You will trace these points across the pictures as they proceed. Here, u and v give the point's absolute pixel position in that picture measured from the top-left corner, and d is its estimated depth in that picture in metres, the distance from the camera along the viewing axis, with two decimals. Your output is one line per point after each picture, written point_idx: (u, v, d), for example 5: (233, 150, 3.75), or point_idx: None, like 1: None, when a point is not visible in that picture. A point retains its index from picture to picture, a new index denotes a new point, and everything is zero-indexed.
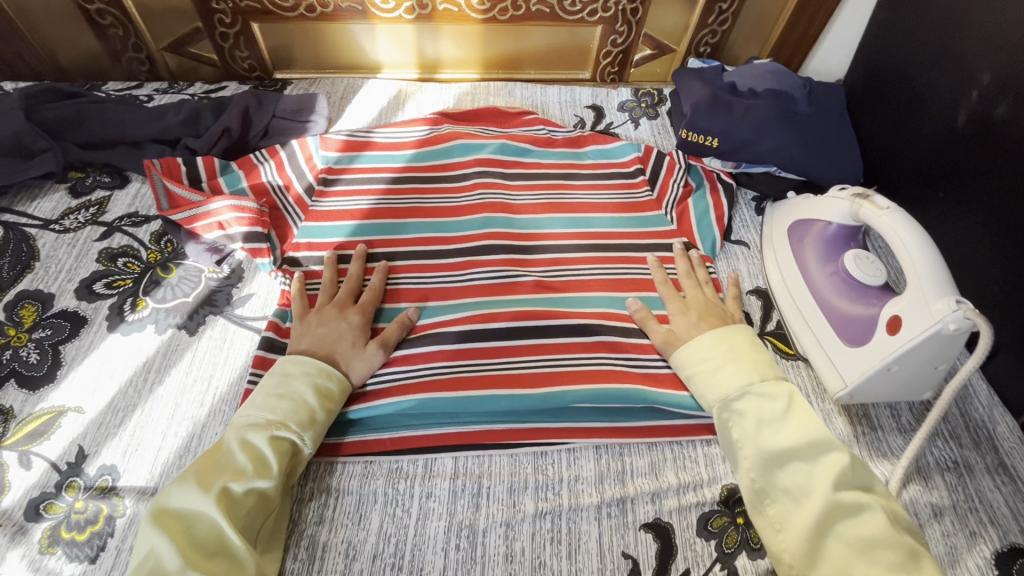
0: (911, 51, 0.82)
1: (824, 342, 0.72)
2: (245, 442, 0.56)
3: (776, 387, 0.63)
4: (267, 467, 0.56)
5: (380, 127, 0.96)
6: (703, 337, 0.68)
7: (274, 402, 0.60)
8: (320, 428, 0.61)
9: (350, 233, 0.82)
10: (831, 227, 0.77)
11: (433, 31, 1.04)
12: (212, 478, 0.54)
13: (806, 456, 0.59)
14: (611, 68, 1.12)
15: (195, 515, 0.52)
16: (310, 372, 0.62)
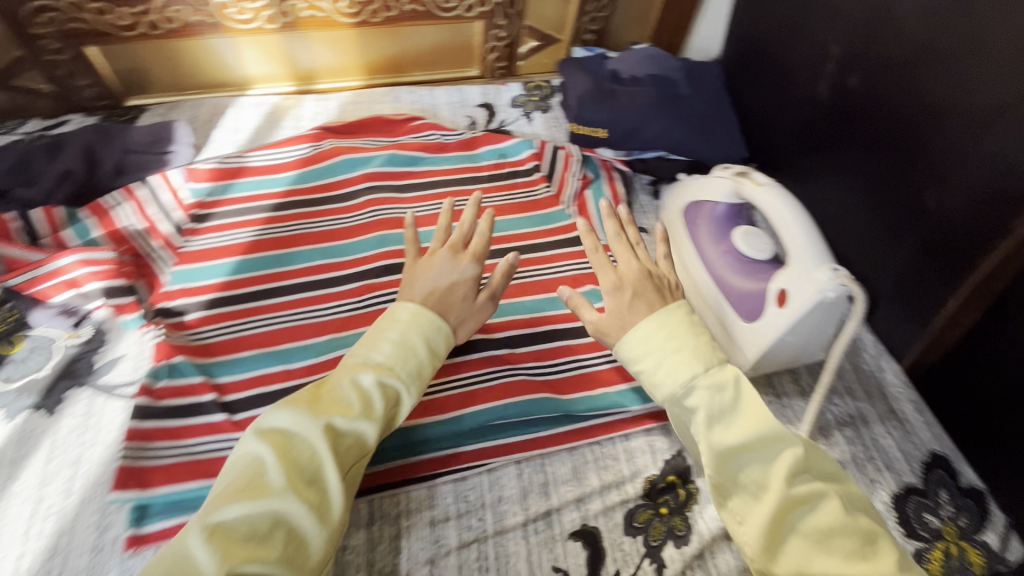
0: (772, 27, 0.85)
1: (725, 321, 0.74)
2: (354, 380, 0.53)
3: (723, 377, 0.52)
4: (371, 410, 0.52)
5: (254, 150, 0.88)
6: (642, 325, 0.55)
7: (397, 344, 0.55)
8: (422, 377, 0.56)
9: (231, 271, 0.75)
10: (718, 207, 0.79)
11: (302, 38, 0.96)
12: (325, 406, 0.51)
13: (760, 448, 0.50)
14: (500, 63, 1.09)
15: (296, 435, 0.49)
16: (425, 324, 0.57)
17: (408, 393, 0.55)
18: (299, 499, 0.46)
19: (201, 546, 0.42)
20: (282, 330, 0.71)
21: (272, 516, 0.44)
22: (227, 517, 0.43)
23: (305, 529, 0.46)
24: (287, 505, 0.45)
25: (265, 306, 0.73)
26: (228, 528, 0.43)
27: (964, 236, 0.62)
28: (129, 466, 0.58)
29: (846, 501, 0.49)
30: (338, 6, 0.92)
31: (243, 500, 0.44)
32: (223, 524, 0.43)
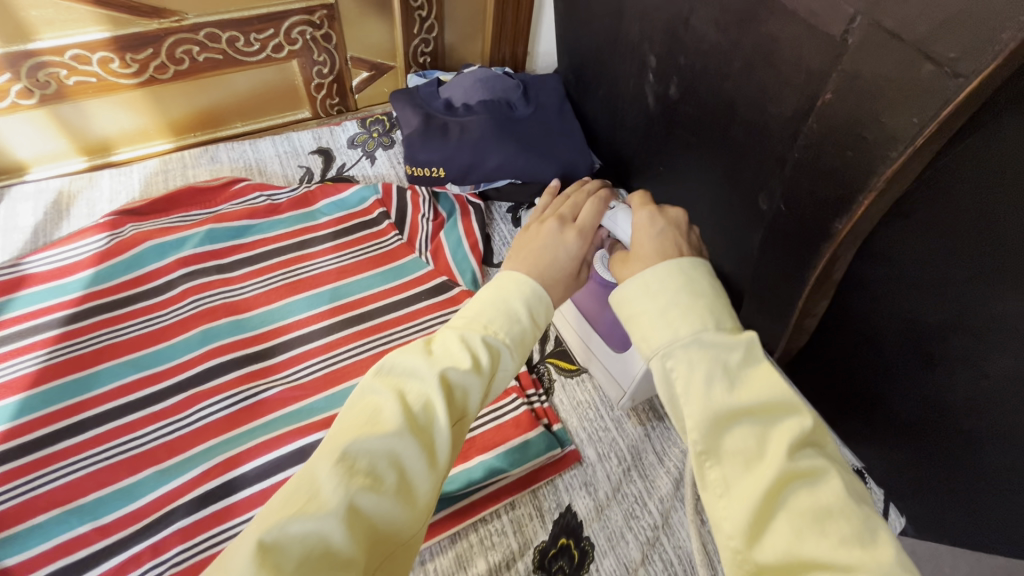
0: (594, 37, 0.83)
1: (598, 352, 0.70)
2: (466, 332, 0.47)
3: (733, 334, 0.45)
4: (476, 365, 0.45)
5: (35, 253, 0.74)
6: (655, 269, 0.48)
7: (483, 306, 0.50)
8: (525, 345, 0.49)
9: (15, 414, 0.62)
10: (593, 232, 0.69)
11: (80, 107, 0.82)
12: (439, 357, 0.45)
13: (762, 408, 0.41)
14: (332, 100, 1.00)
15: (410, 383, 0.43)
16: (526, 289, 0.51)
17: (511, 356, 0.48)
18: (414, 438, 0.39)
19: (327, 476, 0.37)
20: (86, 476, 0.59)
21: (391, 450, 0.39)
22: (313, 470, 0.38)
23: (421, 475, 0.39)
24: (399, 440, 0.39)
25: (64, 450, 0.60)
26: (349, 457, 0.38)
27: (801, 240, 0.61)
28: None
29: (850, 482, 0.39)
30: (110, 66, 0.79)
31: (357, 433, 0.39)
32: (349, 453, 0.38)
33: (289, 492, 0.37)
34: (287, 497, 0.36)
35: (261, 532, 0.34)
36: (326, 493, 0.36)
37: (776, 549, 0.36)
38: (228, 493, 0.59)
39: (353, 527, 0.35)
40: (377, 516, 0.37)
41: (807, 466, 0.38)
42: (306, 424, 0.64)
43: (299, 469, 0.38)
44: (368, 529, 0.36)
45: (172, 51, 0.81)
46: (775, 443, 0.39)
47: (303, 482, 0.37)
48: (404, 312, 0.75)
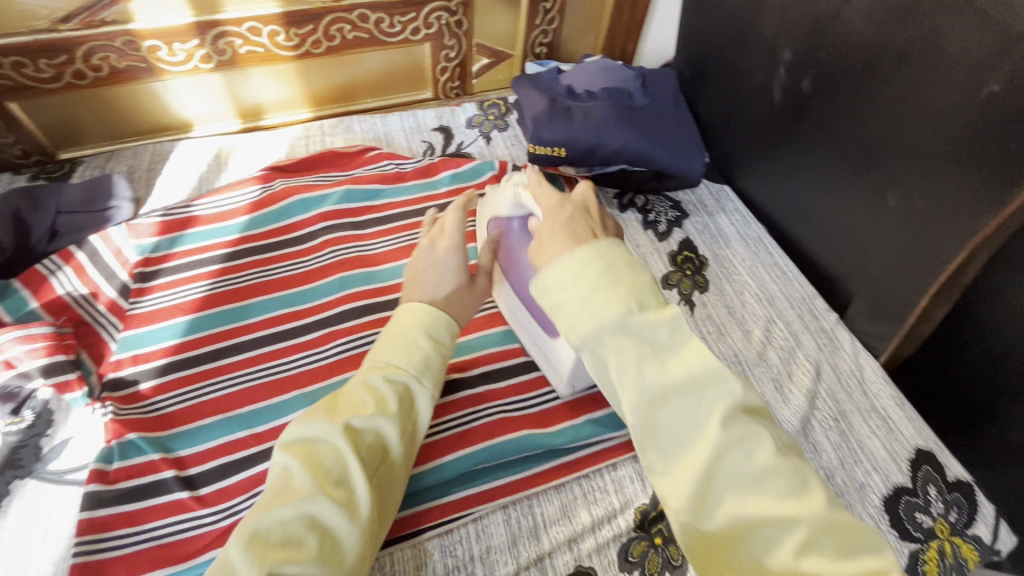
0: (722, 32, 0.86)
1: (539, 338, 0.69)
2: (366, 384, 0.53)
3: (660, 312, 0.41)
4: (383, 405, 0.52)
5: (201, 198, 0.83)
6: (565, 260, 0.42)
7: (390, 348, 0.57)
8: (435, 374, 0.57)
9: (183, 332, 0.71)
10: (513, 222, 0.64)
11: (244, 75, 0.92)
12: (342, 412, 0.51)
13: (696, 381, 0.39)
14: (453, 83, 1.07)
15: (320, 441, 0.48)
16: (424, 318, 0.59)
17: (421, 387, 0.55)
18: (326, 497, 0.44)
19: (239, 562, 0.40)
20: (243, 392, 0.66)
21: (303, 514, 0.43)
22: (229, 556, 0.41)
23: (340, 525, 0.44)
24: (311, 502, 0.44)
25: (225, 366, 0.68)
26: (260, 537, 0.41)
27: (931, 233, 0.63)
28: (85, 561, 0.54)
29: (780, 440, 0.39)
30: (276, 39, 0.88)
31: (269, 511, 0.43)
32: (261, 531, 0.42)
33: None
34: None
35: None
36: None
37: (720, 517, 0.37)
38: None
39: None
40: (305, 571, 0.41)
41: (745, 439, 0.38)
42: None
43: (217, 560, 0.41)
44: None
45: (328, 28, 0.90)
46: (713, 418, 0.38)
47: (221, 569, 0.40)
48: None
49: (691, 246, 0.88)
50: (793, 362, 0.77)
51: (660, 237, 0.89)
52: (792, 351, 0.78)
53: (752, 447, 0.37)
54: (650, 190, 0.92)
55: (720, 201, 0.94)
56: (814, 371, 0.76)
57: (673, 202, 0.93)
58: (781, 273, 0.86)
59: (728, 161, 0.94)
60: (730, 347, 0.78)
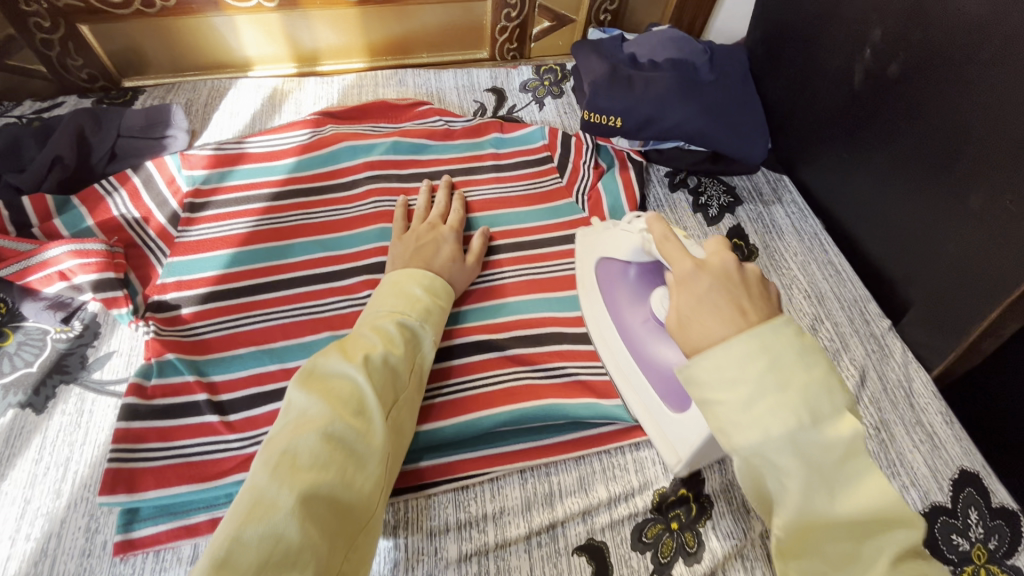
0: (807, 9, 0.80)
1: (654, 407, 0.63)
2: (375, 326, 0.56)
3: (837, 427, 0.38)
4: (393, 344, 0.54)
5: (254, 136, 0.84)
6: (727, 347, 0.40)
7: (394, 299, 0.60)
8: (435, 320, 0.61)
9: (226, 264, 0.72)
10: (630, 269, 0.69)
11: (305, 18, 0.91)
12: (352, 349, 0.52)
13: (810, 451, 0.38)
14: (510, 45, 1.04)
15: (332, 376, 0.49)
16: (420, 277, 0.63)
17: (425, 331, 0.59)
18: (344, 422, 0.45)
19: (269, 483, 0.41)
20: (279, 328, 0.67)
21: (329, 439, 0.44)
22: (258, 479, 0.42)
23: (359, 450, 0.45)
24: (333, 428, 0.45)
25: (263, 301, 0.69)
26: (287, 460, 0.42)
27: (1010, 245, 0.58)
28: (118, 468, 0.56)
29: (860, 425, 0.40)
30: None
31: (291, 438, 0.43)
32: (287, 454, 0.42)
33: (243, 502, 0.40)
34: (239, 507, 0.40)
35: (228, 537, 0.38)
36: (275, 495, 0.40)
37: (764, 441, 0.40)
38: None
39: (308, 511, 0.40)
40: (332, 493, 0.42)
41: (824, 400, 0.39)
42: (459, 328, 0.70)
43: (243, 483, 0.42)
44: (326, 506, 0.42)
45: None
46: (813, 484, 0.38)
47: (250, 490, 0.41)
48: (555, 249, 0.78)
49: (741, 234, 0.84)
50: (836, 363, 0.74)
51: (710, 221, 0.85)
52: (837, 353, 0.74)
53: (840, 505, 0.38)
54: (704, 172, 0.89)
55: (777, 191, 0.89)
56: (858, 377, 0.72)
57: (727, 188, 0.88)
58: (835, 272, 0.81)
59: (792, 149, 0.89)
60: None
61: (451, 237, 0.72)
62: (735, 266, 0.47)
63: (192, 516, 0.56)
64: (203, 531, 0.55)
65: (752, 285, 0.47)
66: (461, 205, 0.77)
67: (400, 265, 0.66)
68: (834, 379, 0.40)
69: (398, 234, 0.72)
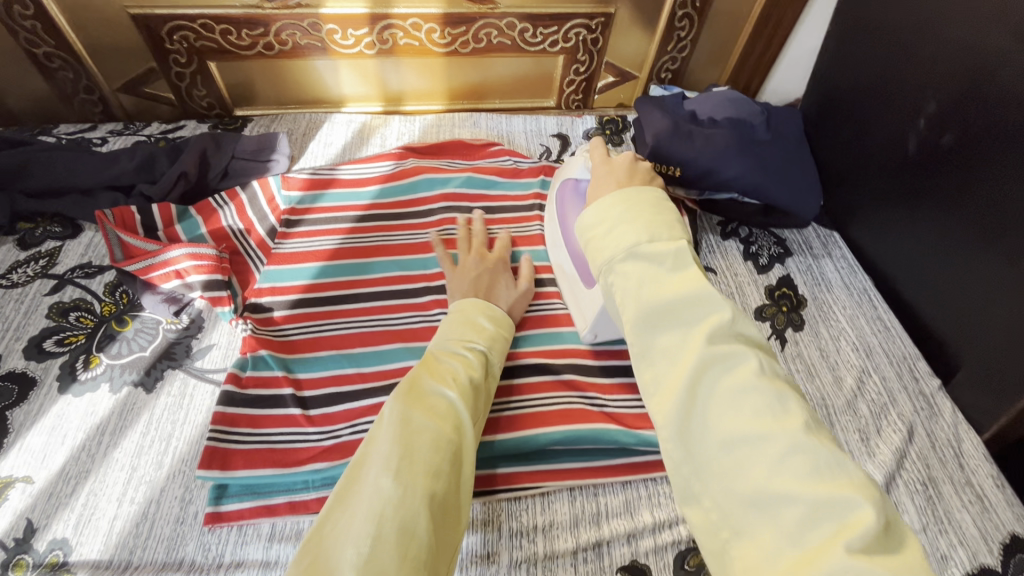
0: (863, 81, 0.86)
1: (577, 293, 0.77)
2: (451, 353, 0.61)
3: (675, 275, 0.50)
4: (473, 369, 0.60)
5: (344, 164, 0.94)
6: (602, 202, 0.56)
7: (461, 328, 0.64)
8: (500, 347, 0.66)
9: (314, 275, 0.80)
10: (580, 184, 0.78)
11: (396, 64, 1.03)
12: (436, 371, 0.57)
13: (727, 362, 0.46)
14: (575, 96, 1.14)
15: (427, 394, 0.54)
16: (488, 309, 0.69)
17: (493, 358, 0.64)
18: (448, 435, 0.50)
19: (395, 485, 0.44)
20: (357, 336, 0.74)
21: (440, 451, 0.49)
22: (382, 483, 0.45)
23: (459, 462, 0.50)
24: (442, 440, 0.50)
25: (345, 310, 0.77)
26: (407, 466, 0.46)
27: None
28: (215, 447, 0.63)
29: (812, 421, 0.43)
30: (432, 36, 0.98)
31: (406, 444, 0.48)
32: (407, 459, 0.47)
33: (372, 505, 0.43)
34: (366, 509, 0.43)
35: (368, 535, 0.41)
36: (405, 497, 0.44)
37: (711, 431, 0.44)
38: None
39: (430, 513, 0.45)
40: (442, 499, 0.47)
41: (775, 415, 0.43)
42: (518, 350, 0.75)
43: (362, 487, 0.45)
44: (440, 511, 0.46)
45: (478, 32, 0.99)
46: (746, 395, 0.44)
47: (376, 495, 0.44)
48: None
49: (790, 283, 0.88)
50: (883, 417, 0.75)
51: (759, 269, 0.89)
52: (884, 406, 0.76)
53: (786, 430, 0.42)
54: (756, 223, 0.93)
55: (827, 245, 0.93)
56: (906, 432, 0.73)
57: (777, 239, 0.93)
58: (883, 328, 0.83)
59: (843, 206, 0.93)
60: (816, 388, 0.77)
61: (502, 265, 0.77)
62: (628, 162, 0.64)
63: (273, 497, 0.62)
64: (282, 512, 0.61)
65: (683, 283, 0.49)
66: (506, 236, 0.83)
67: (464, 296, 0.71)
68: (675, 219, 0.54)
69: (452, 267, 0.77)
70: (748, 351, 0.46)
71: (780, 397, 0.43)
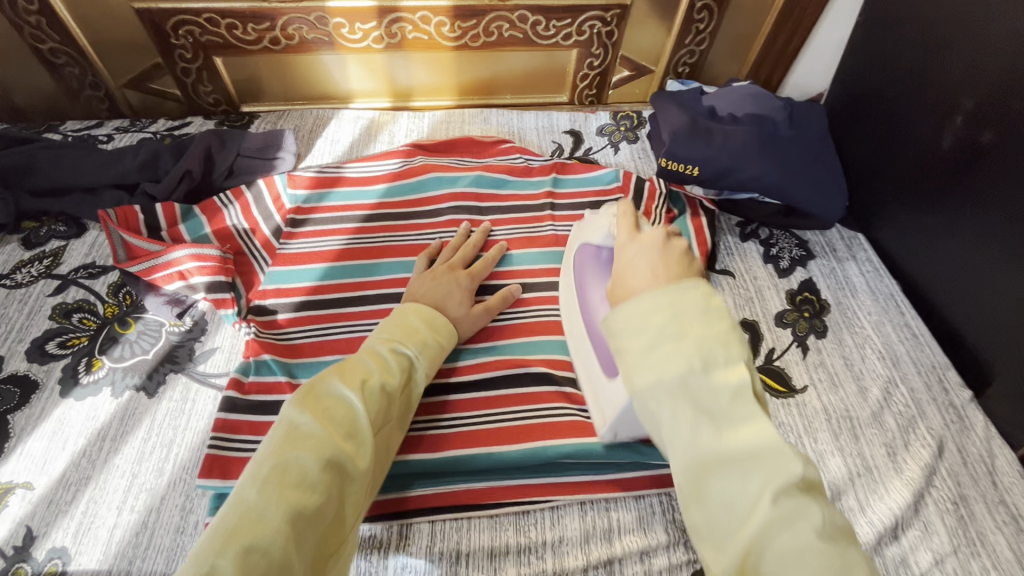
0: (895, 75, 0.82)
1: (595, 381, 0.65)
2: (371, 352, 0.56)
3: (729, 376, 0.42)
4: (391, 371, 0.55)
5: (351, 162, 0.91)
6: (638, 301, 0.45)
7: (394, 328, 0.60)
8: (433, 352, 0.61)
9: (320, 277, 0.78)
10: (601, 249, 0.67)
11: (405, 58, 1.00)
12: (349, 370, 0.52)
13: (747, 466, 0.39)
14: (589, 91, 1.10)
15: (328, 397, 0.49)
16: (426, 314, 0.64)
17: (418, 362, 0.59)
18: (339, 446, 0.45)
19: (260, 500, 0.41)
20: (362, 340, 0.72)
21: (326, 464, 0.44)
22: (246, 494, 0.42)
23: (347, 473, 0.45)
24: (330, 453, 0.44)
25: (350, 313, 0.75)
26: (277, 477, 0.42)
27: None
28: (216, 455, 0.61)
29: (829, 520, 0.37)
30: (442, 29, 0.95)
31: (283, 454, 0.44)
32: (279, 469, 0.43)
33: (229, 516, 0.40)
34: (227, 523, 0.40)
35: (212, 553, 0.38)
36: (263, 511, 0.40)
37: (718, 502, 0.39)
38: (448, 391, 0.68)
39: (296, 533, 0.40)
40: (318, 518, 0.42)
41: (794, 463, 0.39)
42: (528, 357, 0.72)
43: (231, 497, 0.42)
44: (312, 528, 0.42)
45: (489, 25, 0.96)
46: (805, 563, 0.35)
47: (237, 506, 0.41)
48: None
49: (813, 288, 0.84)
50: (911, 431, 0.71)
51: (780, 273, 0.85)
52: (912, 420, 0.72)
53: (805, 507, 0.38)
54: (777, 224, 0.89)
55: (851, 248, 0.89)
56: (936, 447, 0.69)
57: (799, 240, 0.89)
58: (911, 336, 0.79)
59: (870, 207, 0.89)
60: (839, 400, 0.73)
61: (467, 283, 0.73)
62: (662, 238, 0.52)
63: None
64: None
65: (673, 253, 0.51)
66: (494, 255, 0.78)
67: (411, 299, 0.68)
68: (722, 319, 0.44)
69: (421, 273, 0.73)
70: (818, 507, 0.37)
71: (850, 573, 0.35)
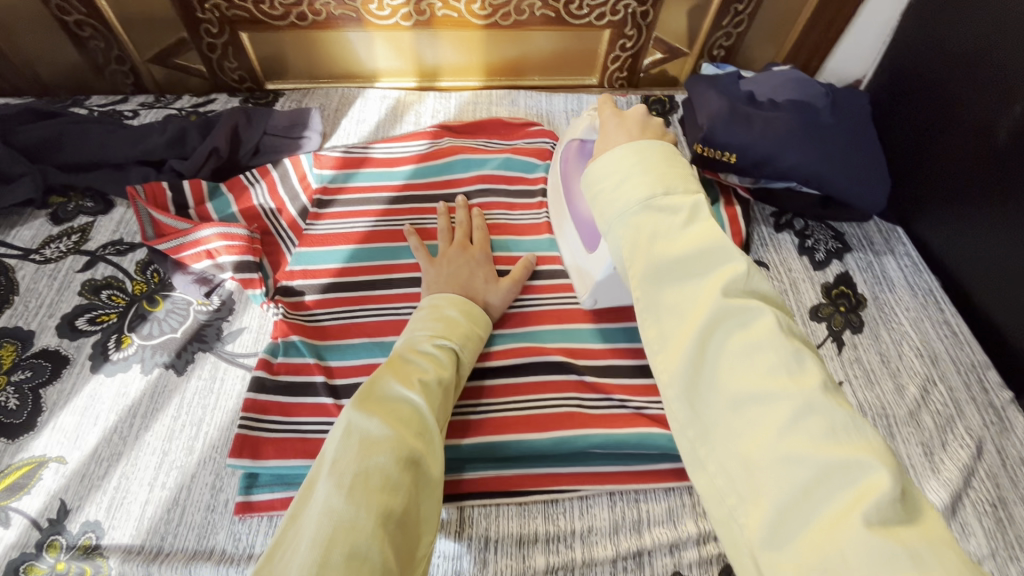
0: (949, 62, 0.78)
1: (580, 263, 0.73)
2: (417, 350, 0.56)
3: (685, 202, 0.47)
4: (443, 367, 0.56)
5: (378, 142, 0.90)
6: (610, 156, 0.50)
7: (433, 323, 0.60)
8: (473, 345, 0.62)
9: (347, 259, 0.77)
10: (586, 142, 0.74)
11: (433, 37, 0.98)
12: (400, 371, 0.52)
13: (741, 318, 0.43)
14: (620, 73, 1.07)
15: (389, 400, 0.50)
16: (457, 301, 0.64)
17: (464, 355, 0.60)
18: (411, 446, 0.46)
19: (347, 505, 0.41)
20: (389, 323, 0.71)
21: (405, 464, 0.45)
22: (331, 503, 0.41)
23: (423, 472, 0.47)
24: (405, 452, 0.45)
25: (377, 296, 0.74)
26: (361, 482, 0.42)
27: None
28: (246, 435, 0.61)
29: (829, 383, 0.40)
30: (472, 7, 0.93)
31: (361, 462, 0.44)
32: (361, 475, 0.43)
33: (321, 526, 0.40)
34: (316, 533, 0.39)
35: (314, 561, 0.37)
36: (355, 516, 0.40)
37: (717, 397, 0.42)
38: (477, 377, 0.68)
39: (388, 534, 0.41)
40: (403, 517, 0.43)
41: (792, 375, 0.40)
42: (557, 347, 0.71)
43: (313, 509, 0.41)
44: (399, 528, 0.42)
45: (520, 3, 0.93)
46: (757, 354, 0.41)
47: (326, 515, 0.40)
48: None
49: (849, 282, 0.81)
50: (949, 430, 0.69)
51: (816, 266, 0.83)
52: (951, 419, 0.70)
53: (801, 388, 0.39)
54: (813, 215, 0.87)
55: (888, 241, 0.86)
56: (975, 448, 0.67)
57: (835, 232, 0.87)
58: (950, 332, 0.77)
59: (911, 199, 0.86)
60: (876, 397, 0.71)
61: (482, 257, 0.73)
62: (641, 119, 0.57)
63: None
64: None
65: (650, 127, 0.56)
66: (483, 225, 0.78)
67: (436, 290, 0.67)
68: (688, 174, 0.50)
69: (429, 259, 0.71)
70: (762, 306, 0.43)
71: (797, 356, 0.40)
